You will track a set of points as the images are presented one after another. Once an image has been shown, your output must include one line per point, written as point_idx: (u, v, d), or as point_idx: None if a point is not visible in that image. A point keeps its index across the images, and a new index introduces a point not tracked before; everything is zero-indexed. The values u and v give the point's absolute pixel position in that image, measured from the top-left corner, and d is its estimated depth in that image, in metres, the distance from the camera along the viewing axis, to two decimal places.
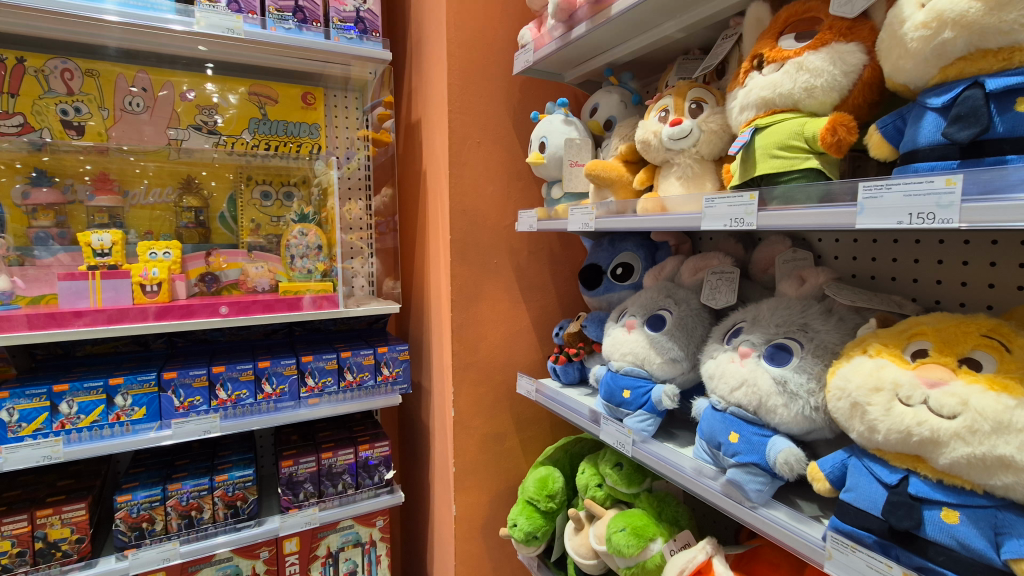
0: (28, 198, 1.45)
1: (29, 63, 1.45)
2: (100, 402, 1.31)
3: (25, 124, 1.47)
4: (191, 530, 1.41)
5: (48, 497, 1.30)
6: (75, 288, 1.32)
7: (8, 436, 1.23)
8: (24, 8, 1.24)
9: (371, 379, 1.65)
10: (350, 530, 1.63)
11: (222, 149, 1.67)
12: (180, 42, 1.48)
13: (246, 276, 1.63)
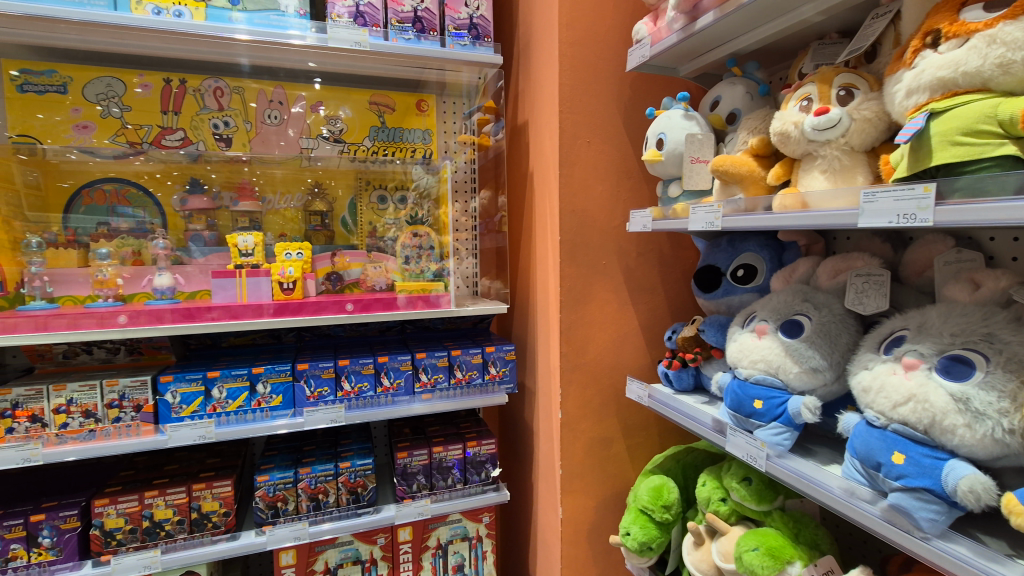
0: (185, 205, 1.62)
1: (189, 84, 1.64)
2: (245, 389, 1.44)
3: (185, 138, 1.65)
4: (318, 512, 1.51)
5: (201, 474, 1.45)
6: (225, 284, 1.47)
7: (172, 415, 1.38)
8: (177, 33, 1.38)
9: (479, 377, 1.68)
10: (458, 523, 1.67)
11: (345, 155, 1.79)
12: (296, 57, 1.59)
13: (366, 276, 1.72)
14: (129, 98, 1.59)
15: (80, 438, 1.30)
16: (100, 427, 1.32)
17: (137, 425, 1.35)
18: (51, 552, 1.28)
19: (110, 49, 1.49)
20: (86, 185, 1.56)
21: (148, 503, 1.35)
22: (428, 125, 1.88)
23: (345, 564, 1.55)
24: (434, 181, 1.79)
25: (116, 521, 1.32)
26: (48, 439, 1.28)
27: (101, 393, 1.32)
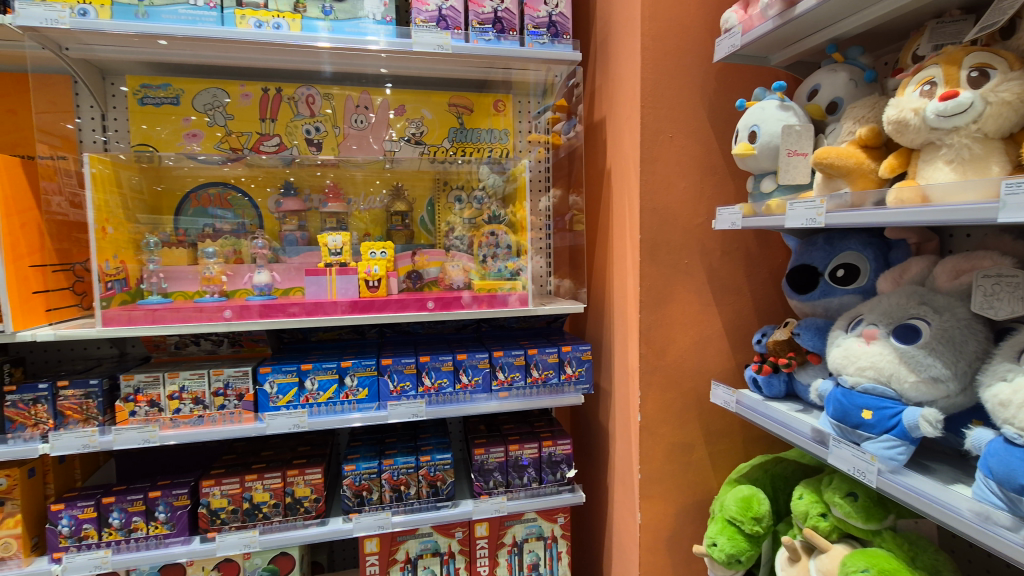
0: (280, 206, 1.73)
1: (284, 93, 1.74)
2: (334, 381, 1.51)
3: (280, 144, 1.74)
4: (399, 503, 1.56)
5: (293, 461, 1.53)
6: (318, 282, 1.54)
7: (269, 404, 1.47)
8: (270, 43, 1.45)
9: (555, 377, 1.67)
10: (534, 522, 1.67)
11: (426, 156, 1.82)
12: (378, 62, 1.65)
13: (444, 274, 1.75)
14: (232, 107, 1.71)
15: (190, 423, 1.41)
16: (207, 413, 1.43)
17: (240, 413, 1.45)
18: (166, 527, 1.39)
19: (216, 62, 1.61)
20: (193, 189, 1.70)
21: (248, 486, 1.44)
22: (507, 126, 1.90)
23: (424, 555, 1.59)
24: (501, 180, 1.79)
25: (220, 501, 1.42)
26: (164, 423, 1.39)
27: (209, 381, 1.43)
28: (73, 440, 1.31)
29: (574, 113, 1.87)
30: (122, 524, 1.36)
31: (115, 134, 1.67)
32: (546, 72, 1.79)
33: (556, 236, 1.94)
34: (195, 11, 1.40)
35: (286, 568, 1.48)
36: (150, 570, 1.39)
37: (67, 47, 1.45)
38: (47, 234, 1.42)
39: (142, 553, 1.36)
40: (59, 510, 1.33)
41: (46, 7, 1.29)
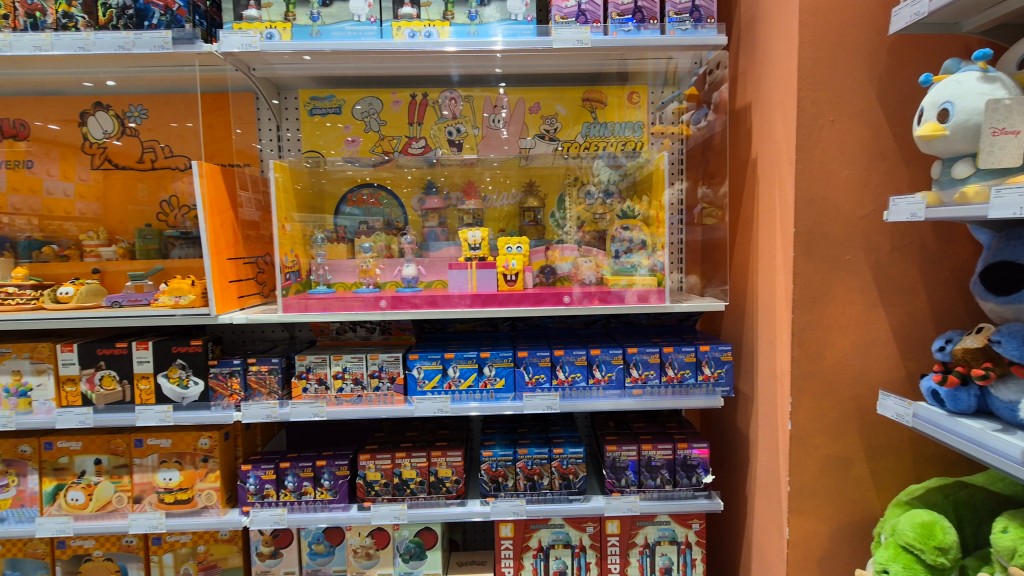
0: (424, 205, 1.86)
1: (429, 97, 1.86)
2: (474, 370, 1.58)
3: (426, 146, 1.86)
4: (533, 492, 1.60)
5: (436, 443, 1.63)
6: (459, 275, 1.63)
7: (417, 388, 1.57)
8: (417, 51, 1.55)
9: (692, 377, 1.61)
10: (667, 525, 1.62)
11: (560, 151, 1.84)
12: (515, 61, 1.68)
13: (577, 269, 1.73)
14: (385, 113, 1.85)
15: (351, 401, 1.56)
16: (365, 393, 1.56)
17: (392, 395, 1.57)
18: (330, 493, 1.55)
19: (372, 73, 1.75)
20: (351, 191, 1.87)
21: (398, 462, 1.56)
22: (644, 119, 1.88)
23: (556, 546, 1.61)
24: (615, 175, 1.82)
25: (375, 475, 1.55)
26: (329, 399, 1.56)
27: (366, 364, 1.56)
28: (259, 410, 1.51)
29: (707, 102, 1.77)
30: (295, 487, 1.54)
31: (289, 143, 1.89)
32: (667, 60, 1.74)
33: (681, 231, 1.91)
34: (359, 27, 1.54)
35: (430, 542, 1.57)
36: (316, 531, 1.55)
37: (255, 68, 1.66)
38: (238, 231, 1.64)
39: (311, 514, 1.52)
40: (247, 470, 1.53)
41: (242, 34, 1.49)
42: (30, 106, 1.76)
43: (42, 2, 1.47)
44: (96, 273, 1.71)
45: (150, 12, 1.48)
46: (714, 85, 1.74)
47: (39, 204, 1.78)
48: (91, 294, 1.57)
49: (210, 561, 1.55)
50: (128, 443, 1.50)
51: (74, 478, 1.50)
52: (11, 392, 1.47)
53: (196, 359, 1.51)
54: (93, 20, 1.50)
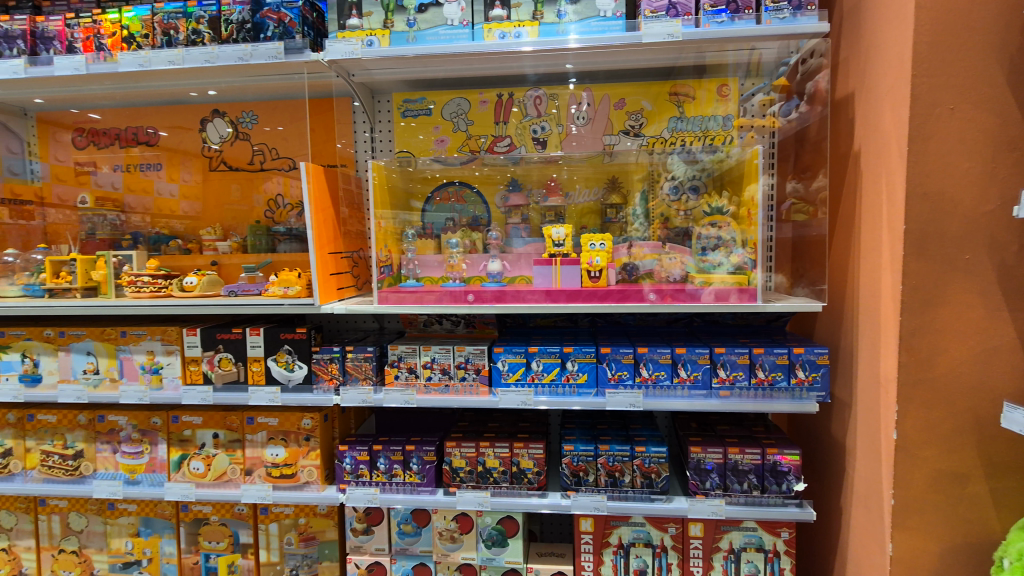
0: (507, 202, 1.91)
1: (516, 97, 1.91)
2: (557, 364, 1.60)
3: (511, 144, 1.91)
4: (615, 489, 1.60)
5: (518, 435, 1.67)
6: (545, 271, 1.65)
7: (501, 380, 1.62)
8: (506, 51, 1.58)
9: (784, 380, 1.55)
10: (753, 532, 1.57)
11: (645, 147, 1.83)
12: (600, 58, 1.69)
13: (661, 266, 1.67)
14: (473, 113, 1.92)
15: (439, 390, 1.63)
16: (452, 383, 1.63)
17: (477, 385, 1.62)
18: (418, 476, 1.62)
19: (461, 76, 1.81)
20: (437, 189, 1.94)
21: (482, 451, 1.61)
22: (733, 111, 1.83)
23: (637, 544, 1.61)
24: (691, 170, 1.76)
25: (460, 462, 1.62)
26: (419, 388, 1.63)
27: (453, 356, 1.63)
28: (355, 395, 1.61)
29: (799, 93, 1.70)
30: (386, 469, 1.63)
31: (382, 143, 1.99)
32: (750, 51, 1.68)
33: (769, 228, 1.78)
34: (452, 31, 1.60)
35: (511, 531, 1.61)
36: (405, 512, 1.63)
37: (354, 73, 1.77)
38: (337, 227, 1.76)
39: (401, 495, 1.60)
40: (344, 450, 1.63)
41: (346, 42, 1.59)
42: (164, 115, 1.99)
43: (177, 22, 1.65)
44: (214, 265, 1.88)
45: (266, 25, 1.62)
46: (808, 75, 1.66)
47: (152, 204, 2.03)
48: (210, 284, 1.73)
49: (310, 533, 1.66)
50: (241, 420, 1.65)
51: (196, 449, 1.66)
52: (146, 369, 1.65)
53: (300, 345, 1.64)
54: (216, 35, 1.65)
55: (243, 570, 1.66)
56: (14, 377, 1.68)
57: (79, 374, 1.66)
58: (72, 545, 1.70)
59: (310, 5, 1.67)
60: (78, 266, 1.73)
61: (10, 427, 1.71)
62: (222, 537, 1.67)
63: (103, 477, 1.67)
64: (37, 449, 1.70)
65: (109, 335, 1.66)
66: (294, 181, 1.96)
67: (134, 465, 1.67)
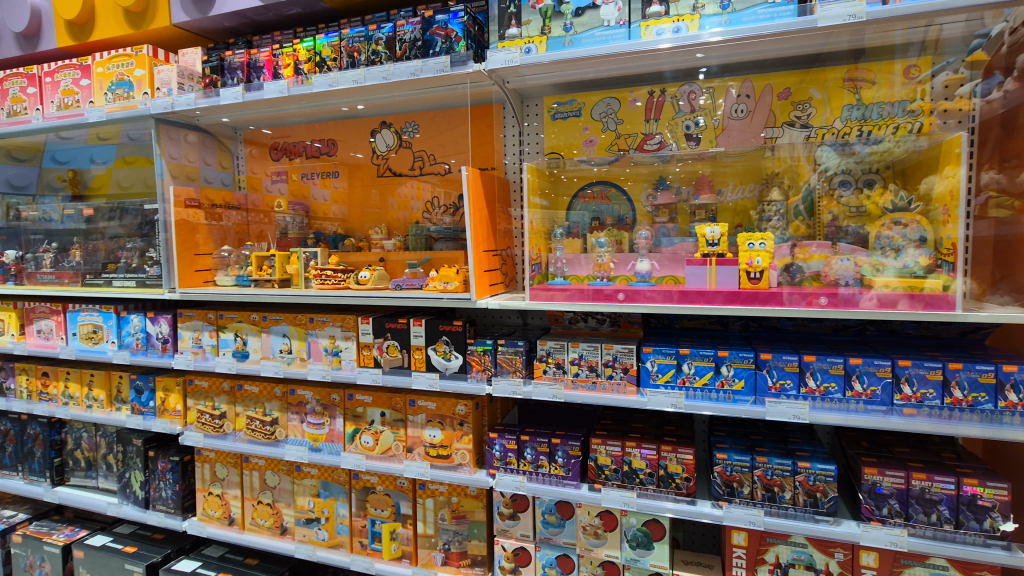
0: (655, 200, 1.88)
1: (668, 92, 1.87)
2: (711, 368, 1.54)
3: (662, 141, 1.89)
4: (772, 504, 1.50)
5: (664, 438, 1.64)
6: (698, 271, 1.59)
7: (650, 381, 1.60)
8: (657, 48, 1.55)
9: (989, 402, 1.34)
10: (943, 571, 1.38)
11: (812, 139, 1.70)
12: (763, 47, 1.58)
13: (830, 268, 1.53)
14: (623, 112, 1.92)
15: (586, 387, 1.65)
16: (599, 380, 1.64)
17: (625, 384, 1.61)
18: (563, 469, 1.66)
19: (612, 75, 1.82)
20: (582, 188, 1.96)
21: (628, 451, 1.61)
22: (907, 96, 1.62)
23: (797, 565, 1.50)
24: (848, 162, 1.65)
25: (606, 459, 1.63)
26: (566, 383, 1.67)
27: (601, 353, 1.64)
28: (506, 386, 1.69)
29: (1004, 69, 1.49)
30: (533, 459, 1.69)
31: (530, 146, 2.09)
32: (928, 29, 1.46)
33: (971, 223, 1.56)
34: (609, 32, 1.61)
35: (657, 534, 1.59)
36: (550, 502, 1.68)
37: (509, 80, 1.85)
38: (491, 226, 1.87)
39: (548, 486, 1.65)
40: (494, 437, 1.73)
41: (506, 51, 1.67)
42: (342, 129, 2.26)
43: (359, 45, 1.86)
44: (381, 261, 2.05)
45: (434, 42, 1.77)
46: (1016, 47, 1.45)
47: (309, 208, 2.34)
48: (380, 279, 1.92)
49: (461, 512, 1.78)
50: (404, 402, 1.82)
51: (366, 425, 1.87)
52: (328, 351, 1.89)
53: (456, 336, 1.76)
54: (391, 53, 1.83)
55: (403, 538, 1.83)
56: (229, 353, 2.01)
57: (277, 352, 1.95)
58: (267, 499, 2.00)
59: (473, 19, 1.80)
60: (276, 261, 2.01)
61: (224, 394, 2.04)
62: (386, 506, 1.86)
63: (293, 442, 1.94)
64: (244, 414, 2.02)
65: (300, 320, 1.92)
66: (424, 185, 2.14)
67: (317, 434, 1.91)
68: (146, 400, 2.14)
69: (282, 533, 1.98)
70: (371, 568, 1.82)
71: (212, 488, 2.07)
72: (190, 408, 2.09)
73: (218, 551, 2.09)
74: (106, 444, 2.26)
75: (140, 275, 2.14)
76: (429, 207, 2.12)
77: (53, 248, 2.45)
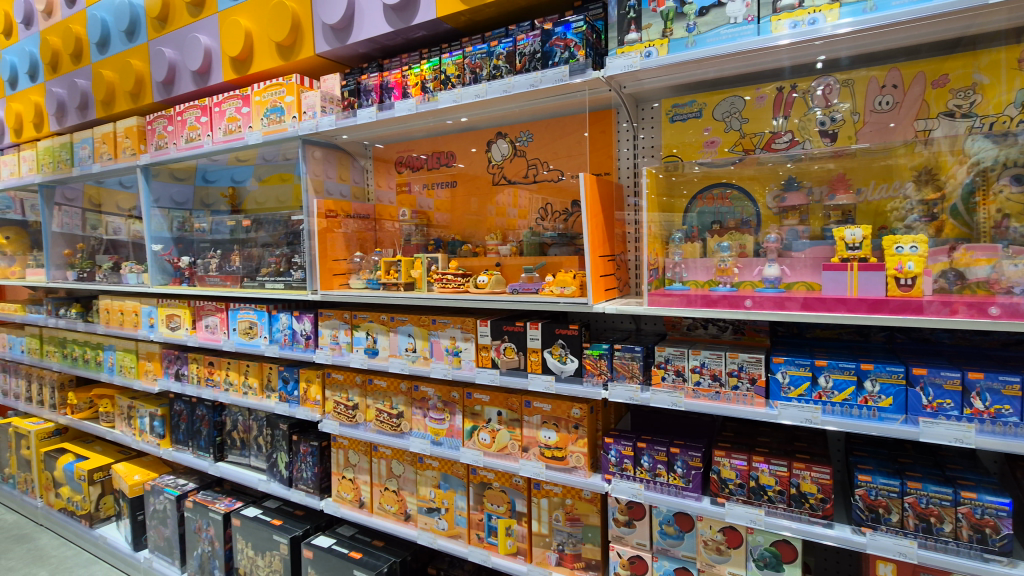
0: (782, 202, 1.77)
1: (799, 88, 1.77)
2: (852, 383, 1.42)
3: (792, 139, 1.79)
4: (928, 536, 1.34)
5: (796, 454, 1.54)
6: (837, 277, 1.47)
7: (780, 394, 1.51)
8: (781, 43, 1.47)
9: None
10: None
11: (976, 131, 1.52)
12: (912, 32, 1.44)
13: (1000, 275, 1.34)
14: (748, 111, 1.85)
15: (709, 396, 1.59)
16: (723, 390, 1.58)
17: (752, 396, 1.54)
18: (683, 480, 1.61)
19: (736, 74, 1.76)
20: (700, 191, 1.90)
21: (755, 466, 1.53)
22: None
23: None
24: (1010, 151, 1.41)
25: (730, 473, 1.56)
26: (687, 391, 1.62)
27: (725, 362, 1.57)
28: (623, 391, 1.68)
29: None
30: (650, 467, 1.66)
31: (645, 151, 2.08)
32: None
33: None
34: (736, 29, 1.54)
35: (788, 557, 1.50)
36: (668, 513, 1.64)
37: (625, 85, 1.86)
38: (607, 231, 1.87)
39: (667, 496, 1.61)
40: (610, 442, 1.73)
41: (625, 57, 1.67)
42: (461, 140, 2.39)
43: (482, 61, 1.97)
44: (497, 266, 2.11)
45: (553, 53, 1.81)
46: None
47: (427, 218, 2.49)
48: (497, 283, 2.00)
49: (576, 515, 1.80)
50: (520, 403, 1.88)
51: (484, 423, 1.95)
52: (449, 351, 2.00)
53: (572, 340, 1.78)
54: (511, 67, 1.92)
55: (518, 535, 1.89)
56: (361, 349, 2.20)
57: (403, 350, 2.10)
58: (393, 486, 2.16)
59: (591, 27, 1.81)
60: (402, 266, 2.17)
61: (357, 387, 2.24)
62: (502, 502, 1.93)
63: (417, 435, 2.07)
64: (373, 406, 2.20)
65: (424, 321, 2.05)
66: (521, 193, 2.24)
67: (438, 429, 2.03)
68: (292, 389, 2.41)
69: (406, 519, 2.12)
70: (488, 560, 1.90)
71: (345, 473, 2.27)
72: (328, 398, 2.31)
73: (350, 531, 2.29)
74: (258, 427, 2.57)
75: (288, 278, 2.41)
76: (538, 216, 2.16)
77: (218, 255, 2.85)
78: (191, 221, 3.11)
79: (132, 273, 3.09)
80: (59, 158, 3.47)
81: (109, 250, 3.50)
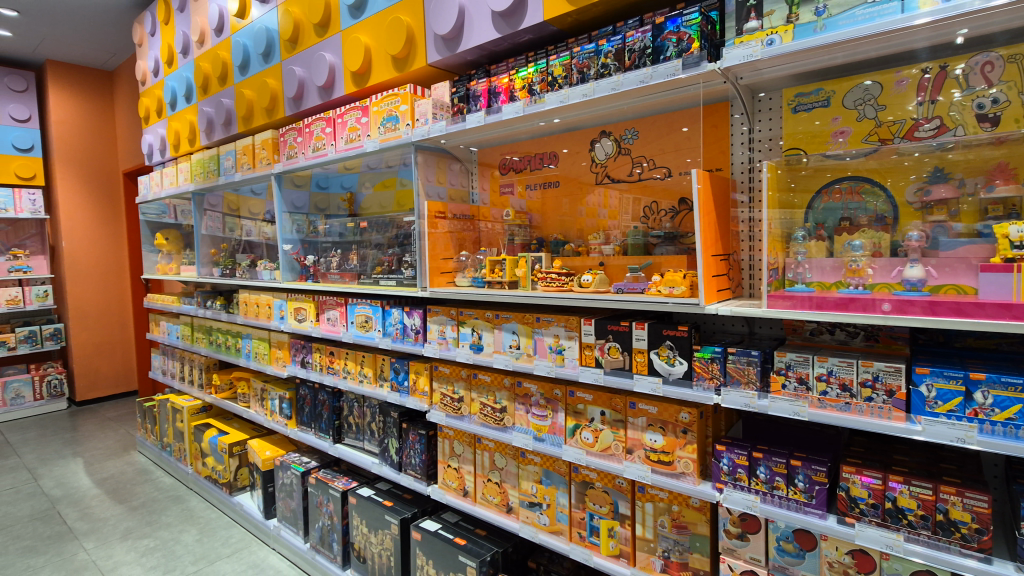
0: (926, 196, 1.60)
1: (951, 67, 1.57)
2: (1019, 401, 1.25)
3: (941, 125, 1.60)
4: None
5: (942, 477, 1.38)
6: (998, 279, 1.30)
7: (925, 408, 1.36)
8: (927, 20, 1.32)
9: None
10: None
11: None
12: None
13: None
14: (885, 97, 1.68)
15: (837, 407, 1.47)
16: (854, 402, 1.45)
17: (889, 410, 1.40)
18: (805, 495, 1.51)
19: (871, 57, 1.60)
20: (826, 185, 1.76)
21: (892, 486, 1.39)
22: None
23: None
24: None
25: (861, 492, 1.43)
26: (812, 401, 1.51)
27: (858, 371, 1.45)
28: (738, 398, 1.60)
29: None
30: (767, 479, 1.57)
31: (761, 143, 1.97)
32: None
33: None
34: (874, 9, 1.41)
35: None
36: (786, 529, 1.54)
37: (743, 76, 1.76)
38: (719, 229, 1.80)
39: (786, 511, 1.51)
40: (722, 450, 1.65)
41: (744, 46, 1.57)
42: (565, 140, 2.41)
43: (590, 60, 1.98)
44: (601, 266, 2.08)
45: (665, 47, 1.79)
46: None
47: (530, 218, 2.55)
48: (601, 282, 1.99)
49: (683, 522, 1.74)
50: (625, 404, 1.85)
51: (587, 422, 1.95)
52: (553, 348, 2.02)
53: (681, 342, 1.72)
54: (620, 64, 1.91)
55: (621, 537, 1.87)
56: (467, 345, 2.30)
57: (507, 347, 2.16)
58: (496, 478, 2.23)
59: (706, 18, 1.74)
60: (507, 265, 2.22)
61: (462, 380, 2.34)
62: (605, 503, 1.92)
63: (520, 430, 2.12)
64: (478, 399, 2.28)
65: (528, 319, 2.10)
66: (612, 193, 2.26)
67: (541, 425, 2.07)
68: (403, 379, 2.56)
69: (508, 511, 2.18)
70: (590, 559, 1.90)
71: (450, 462, 2.38)
72: (435, 390, 2.43)
73: (454, 518, 2.40)
74: (371, 414, 2.77)
75: (400, 276, 2.57)
76: (643, 216, 2.13)
77: (338, 254, 3.10)
78: (315, 223, 3.41)
79: (267, 270, 3.46)
80: (207, 169, 3.96)
81: (247, 249, 3.94)
